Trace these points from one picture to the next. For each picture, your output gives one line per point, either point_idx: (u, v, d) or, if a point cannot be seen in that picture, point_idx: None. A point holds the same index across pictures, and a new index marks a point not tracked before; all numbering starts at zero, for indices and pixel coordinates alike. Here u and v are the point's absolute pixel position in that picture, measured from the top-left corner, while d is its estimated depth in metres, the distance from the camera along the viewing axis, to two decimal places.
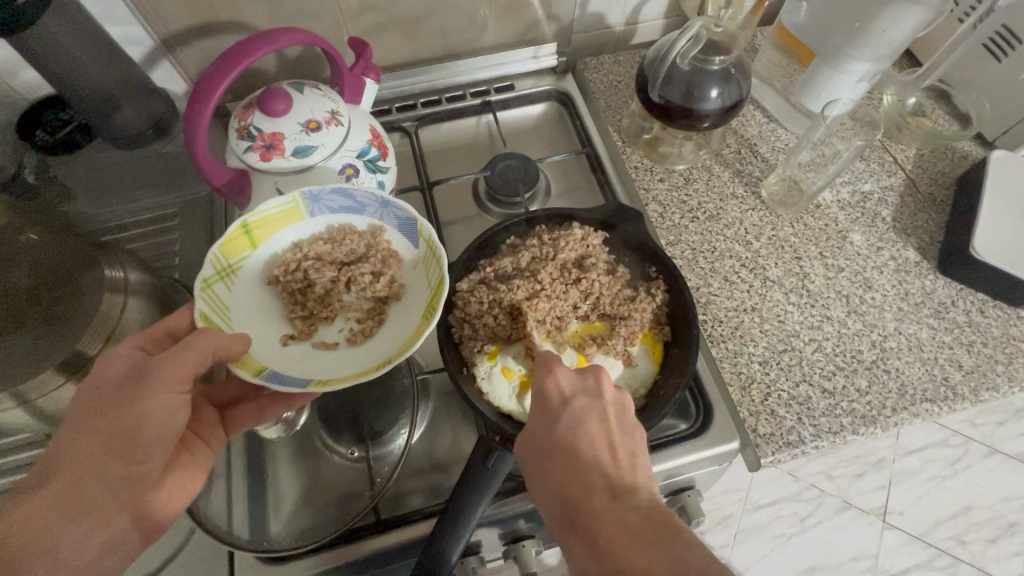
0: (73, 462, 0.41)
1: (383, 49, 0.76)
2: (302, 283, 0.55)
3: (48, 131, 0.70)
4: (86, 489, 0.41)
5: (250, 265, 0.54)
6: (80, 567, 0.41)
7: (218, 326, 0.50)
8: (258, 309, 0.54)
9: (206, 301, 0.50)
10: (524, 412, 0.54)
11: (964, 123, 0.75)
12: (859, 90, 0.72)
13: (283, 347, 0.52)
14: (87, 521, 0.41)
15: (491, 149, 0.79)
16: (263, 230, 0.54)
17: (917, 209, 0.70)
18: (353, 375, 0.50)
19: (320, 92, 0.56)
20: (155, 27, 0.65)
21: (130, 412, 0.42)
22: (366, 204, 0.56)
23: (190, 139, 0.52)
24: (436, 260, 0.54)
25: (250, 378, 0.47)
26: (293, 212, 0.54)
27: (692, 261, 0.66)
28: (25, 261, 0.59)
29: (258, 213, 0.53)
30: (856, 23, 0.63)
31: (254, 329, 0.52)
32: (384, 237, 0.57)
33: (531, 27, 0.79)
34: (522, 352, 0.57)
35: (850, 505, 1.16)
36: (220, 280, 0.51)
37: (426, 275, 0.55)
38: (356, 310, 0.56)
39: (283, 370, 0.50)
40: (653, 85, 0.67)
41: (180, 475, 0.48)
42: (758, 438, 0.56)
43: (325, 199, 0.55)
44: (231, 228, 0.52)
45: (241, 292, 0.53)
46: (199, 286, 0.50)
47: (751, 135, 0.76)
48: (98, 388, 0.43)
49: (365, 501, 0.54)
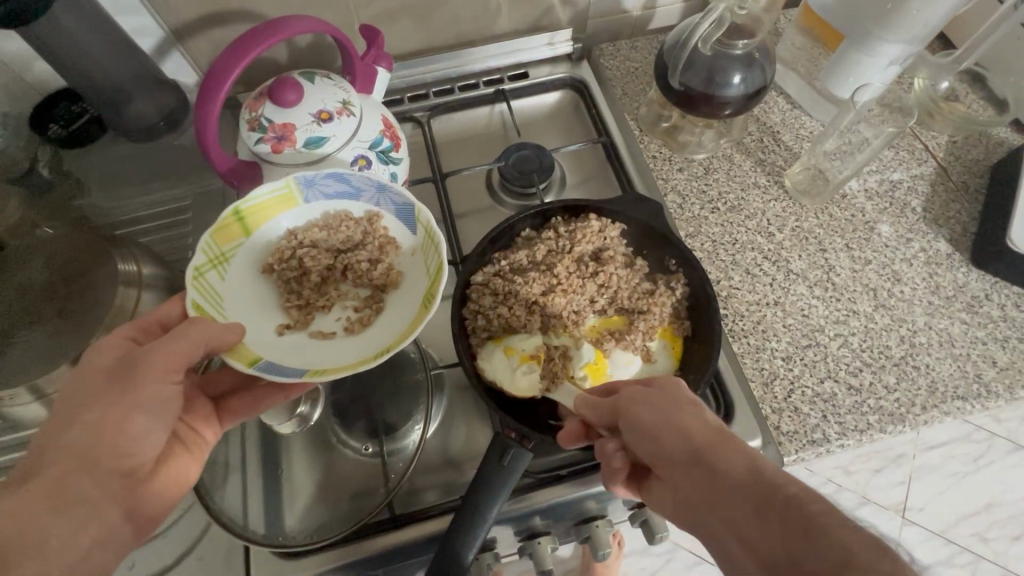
0: (57, 457, 0.40)
1: (395, 38, 0.75)
2: (297, 271, 0.54)
3: (62, 125, 0.69)
4: (74, 482, 0.40)
5: (243, 253, 0.54)
6: (74, 563, 0.38)
7: (210, 315, 0.49)
8: (252, 299, 0.53)
9: (197, 290, 0.49)
10: (515, 388, 0.53)
11: (1000, 108, 0.72)
12: (889, 74, 0.69)
13: (279, 337, 0.52)
14: (80, 517, 0.39)
15: (505, 139, 0.77)
16: (257, 217, 0.54)
17: (948, 199, 0.67)
18: (349, 365, 0.49)
19: (331, 81, 0.55)
20: (165, 16, 0.64)
21: (121, 403, 0.41)
22: (362, 189, 0.55)
23: (200, 128, 0.51)
24: (434, 246, 0.53)
25: (244, 369, 0.46)
26: (288, 198, 0.54)
27: (713, 254, 0.65)
28: (43, 253, 0.59)
29: (251, 200, 0.53)
30: (887, 5, 0.60)
31: (249, 319, 0.52)
32: (381, 224, 0.56)
33: (546, 13, 0.77)
34: (526, 330, 0.56)
35: (867, 500, 1.13)
36: (212, 268, 0.51)
37: (425, 263, 0.55)
38: (353, 298, 0.55)
39: (279, 361, 0.49)
40: (673, 70, 0.64)
41: (174, 467, 0.47)
42: (780, 436, 0.55)
43: (320, 183, 0.54)
44: (224, 215, 0.52)
45: (233, 281, 0.53)
46: (191, 275, 0.49)
47: (774, 123, 0.74)
48: (84, 379, 0.42)
49: (379, 497, 0.53)
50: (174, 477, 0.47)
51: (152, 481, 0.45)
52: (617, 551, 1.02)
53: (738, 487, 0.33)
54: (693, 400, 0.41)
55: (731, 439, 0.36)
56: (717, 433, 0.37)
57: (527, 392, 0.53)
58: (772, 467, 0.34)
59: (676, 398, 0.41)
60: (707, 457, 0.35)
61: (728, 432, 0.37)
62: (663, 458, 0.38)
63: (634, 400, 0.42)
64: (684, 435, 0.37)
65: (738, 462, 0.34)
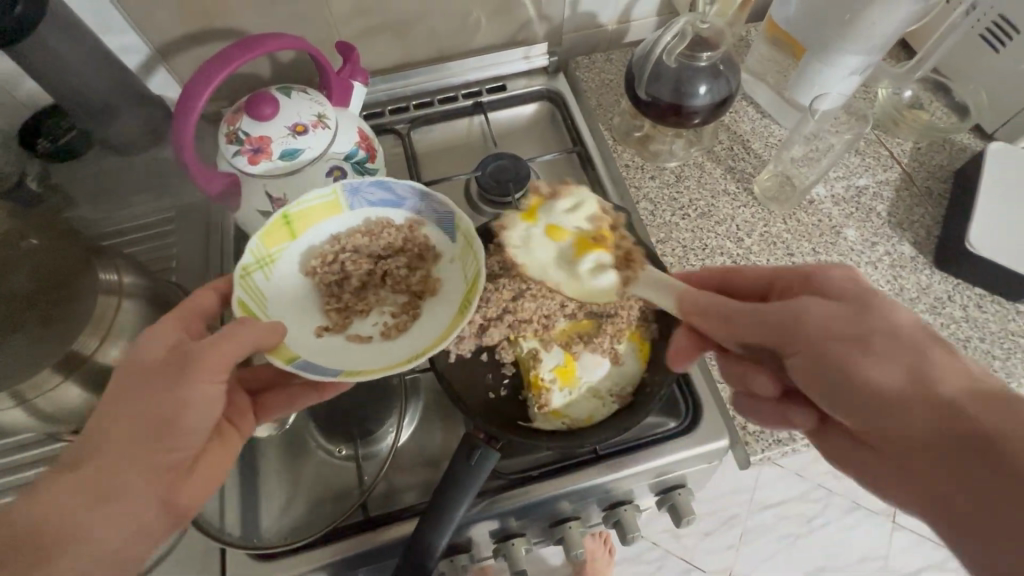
0: (105, 445, 0.41)
1: (375, 52, 0.77)
2: (339, 275, 0.56)
3: (49, 139, 0.71)
4: (117, 476, 0.40)
5: (287, 255, 0.56)
6: (106, 559, 0.40)
7: (253, 312, 0.51)
8: (292, 300, 0.55)
9: (244, 289, 0.51)
10: (558, 270, 0.55)
11: (962, 115, 0.74)
12: (849, 85, 0.71)
13: (318, 338, 0.53)
14: (114, 509, 0.40)
15: (484, 149, 0.79)
16: (303, 221, 0.56)
17: (913, 203, 0.69)
18: (384, 366, 0.51)
19: (308, 95, 0.57)
20: (149, 35, 0.67)
21: (170, 396, 0.42)
22: (405, 197, 0.58)
23: (178, 142, 0.53)
24: (473, 253, 0.55)
25: (284, 365, 0.48)
26: (334, 204, 0.57)
27: (682, 260, 0.66)
28: (25, 266, 0.58)
29: (298, 205, 0.55)
30: (845, 15, 0.63)
31: (290, 319, 0.54)
32: (421, 231, 0.59)
33: (522, 28, 0.80)
34: (567, 206, 0.56)
35: (859, 505, 1.12)
36: (259, 269, 0.54)
37: (462, 271, 0.56)
38: (390, 304, 0.57)
39: (318, 359, 0.51)
40: (641, 81, 0.67)
41: (210, 464, 0.46)
42: (748, 436, 0.58)
43: (364, 191, 0.57)
44: (272, 218, 0.54)
45: (277, 282, 0.55)
46: (239, 273, 0.52)
47: (744, 131, 0.76)
48: (135, 370, 0.43)
49: (354, 499, 0.55)
50: (208, 475, 0.46)
51: (189, 480, 0.44)
52: (609, 561, 1.02)
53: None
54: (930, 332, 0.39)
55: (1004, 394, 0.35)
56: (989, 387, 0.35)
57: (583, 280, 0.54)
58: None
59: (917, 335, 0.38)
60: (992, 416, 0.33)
61: (998, 392, 0.35)
62: (913, 431, 0.35)
63: (863, 334, 0.39)
64: (943, 406, 0.35)
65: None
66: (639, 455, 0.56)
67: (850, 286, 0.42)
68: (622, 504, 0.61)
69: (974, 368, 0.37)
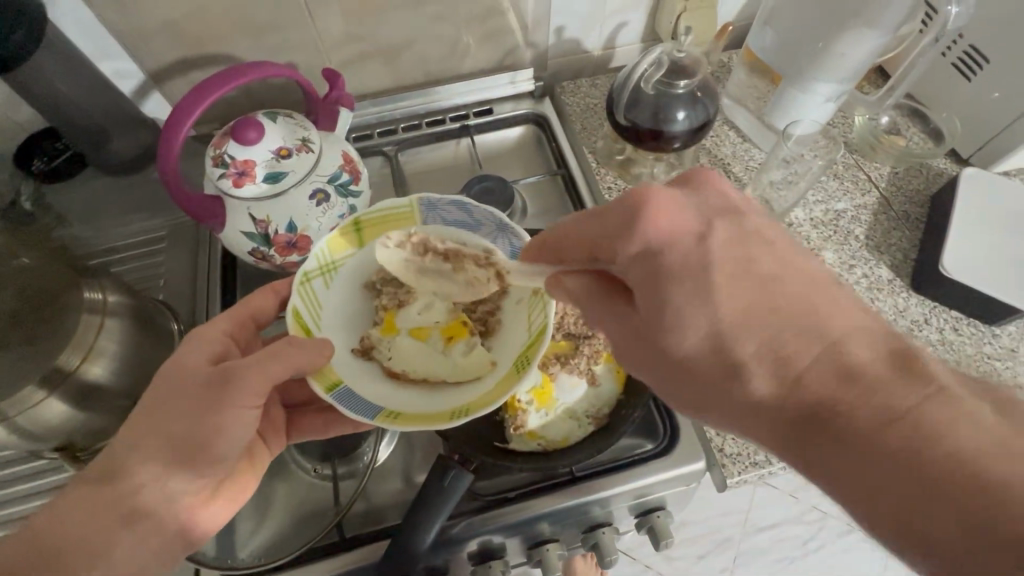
0: (138, 464, 0.44)
1: (365, 77, 0.79)
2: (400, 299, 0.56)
3: (45, 159, 0.73)
4: (146, 494, 0.44)
5: (351, 263, 0.57)
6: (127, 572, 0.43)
7: (307, 322, 0.52)
8: (348, 312, 0.56)
9: (300, 296, 0.53)
10: (440, 369, 0.53)
11: (938, 140, 0.76)
12: (825, 111, 0.72)
13: (363, 359, 0.53)
14: (135, 531, 0.44)
15: (469, 171, 0.80)
16: (373, 230, 0.58)
17: (891, 227, 0.70)
18: (423, 416, 0.49)
19: (293, 120, 0.60)
20: (143, 60, 0.69)
21: (207, 423, 0.45)
22: (481, 222, 0.57)
23: (162, 166, 0.54)
24: (541, 306, 0.53)
25: (323, 394, 0.48)
26: (406, 216, 0.57)
27: None
28: (10, 283, 0.55)
29: (370, 214, 0.57)
30: (819, 44, 0.66)
31: (340, 332, 0.54)
32: None
33: (509, 53, 0.82)
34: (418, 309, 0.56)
35: (853, 529, 1.11)
36: (319, 276, 0.55)
37: (527, 319, 0.54)
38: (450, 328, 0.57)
39: (356, 389, 0.50)
40: (619, 108, 0.68)
41: (232, 488, 0.50)
42: (724, 459, 0.58)
43: (440, 208, 0.57)
44: (345, 223, 0.56)
45: (335, 290, 0.56)
46: (300, 279, 0.53)
47: (724, 155, 0.77)
48: (170, 389, 0.46)
49: (330, 518, 0.55)
50: (229, 501, 0.50)
51: (213, 503, 0.49)
52: None
53: (876, 479, 0.28)
54: (730, 337, 0.33)
55: (835, 410, 0.30)
56: (809, 406, 0.31)
57: (468, 372, 0.53)
58: (908, 447, 0.28)
59: (712, 354, 0.33)
60: (811, 447, 0.31)
61: (790, 384, 0.31)
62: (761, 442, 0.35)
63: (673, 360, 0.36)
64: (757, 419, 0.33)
65: (840, 445, 0.30)
66: (614, 478, 0.56)
67: (630, 270, 0.36)
68: (601, 527, 0.61)
69: (776, 350, 0.32)
